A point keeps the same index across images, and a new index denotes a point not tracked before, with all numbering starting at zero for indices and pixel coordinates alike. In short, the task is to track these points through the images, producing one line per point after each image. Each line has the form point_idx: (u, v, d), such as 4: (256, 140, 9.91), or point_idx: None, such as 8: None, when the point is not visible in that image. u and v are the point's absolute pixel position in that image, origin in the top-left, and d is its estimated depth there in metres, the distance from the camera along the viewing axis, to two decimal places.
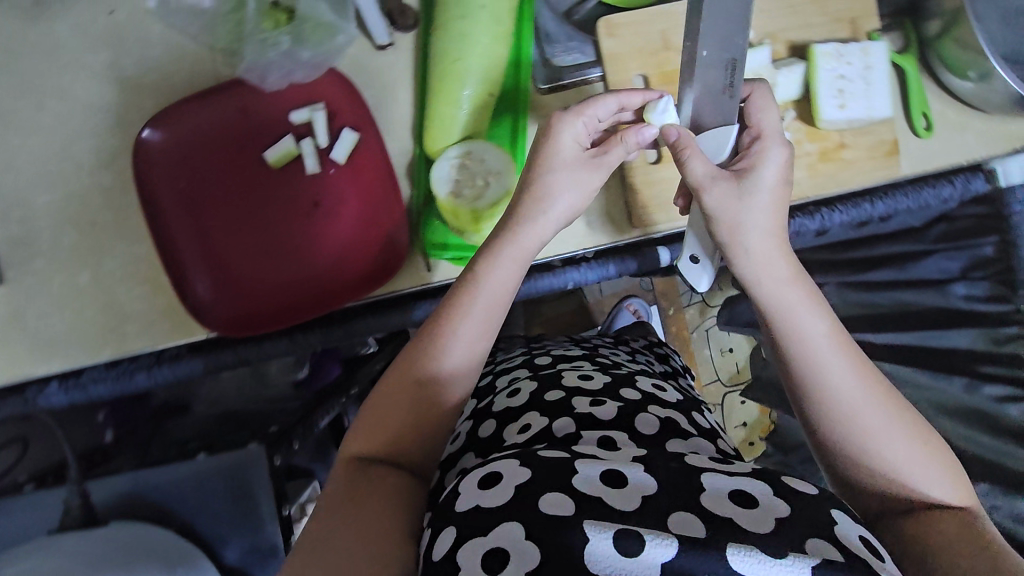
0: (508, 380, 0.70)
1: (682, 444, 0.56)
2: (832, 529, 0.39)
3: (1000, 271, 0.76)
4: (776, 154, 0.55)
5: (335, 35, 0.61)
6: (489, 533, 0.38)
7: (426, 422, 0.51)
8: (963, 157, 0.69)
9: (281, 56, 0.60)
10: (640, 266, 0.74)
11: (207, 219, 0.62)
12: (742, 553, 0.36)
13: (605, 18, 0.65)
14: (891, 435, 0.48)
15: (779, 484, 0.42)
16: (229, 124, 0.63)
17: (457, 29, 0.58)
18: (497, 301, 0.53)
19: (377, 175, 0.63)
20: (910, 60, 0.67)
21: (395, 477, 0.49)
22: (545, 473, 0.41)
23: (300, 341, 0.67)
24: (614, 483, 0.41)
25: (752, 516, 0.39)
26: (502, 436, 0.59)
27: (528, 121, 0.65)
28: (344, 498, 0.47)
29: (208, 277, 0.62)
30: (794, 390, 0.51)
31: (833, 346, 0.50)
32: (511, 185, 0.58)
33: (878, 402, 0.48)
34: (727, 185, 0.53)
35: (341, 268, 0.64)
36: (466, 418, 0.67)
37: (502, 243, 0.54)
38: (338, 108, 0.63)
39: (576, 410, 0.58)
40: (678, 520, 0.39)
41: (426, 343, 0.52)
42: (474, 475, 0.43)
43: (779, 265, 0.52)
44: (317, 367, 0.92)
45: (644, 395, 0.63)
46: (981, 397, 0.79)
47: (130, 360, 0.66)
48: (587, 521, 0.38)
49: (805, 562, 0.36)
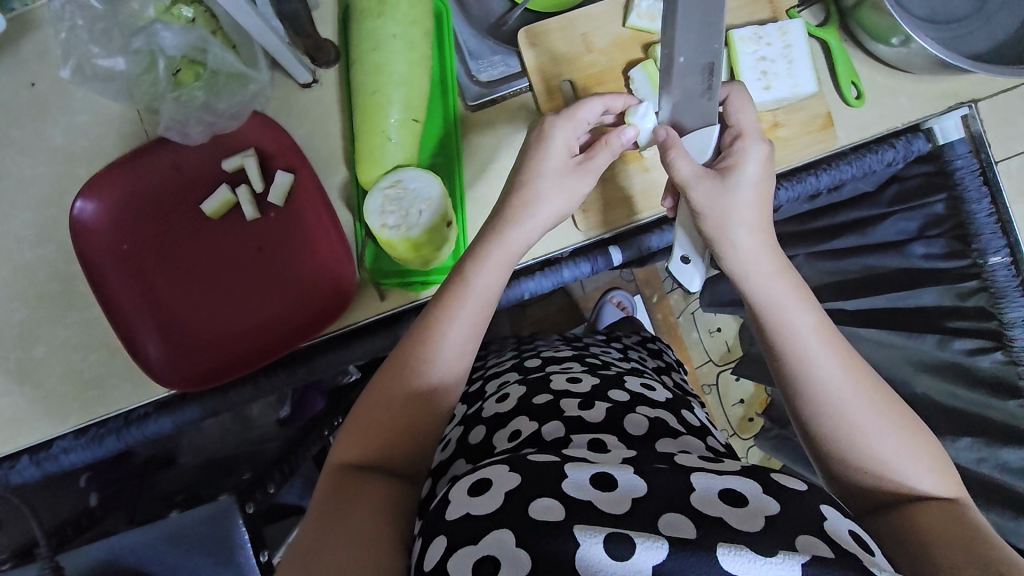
0: (498, 385, 0.67)
1: (672, 443, 0.53)
2: (821, 525, 0.40)
3: (955, 227, 0.75)
4: (756, 150, 0.55)
5: (247, 83, 0.60)
6: (478, 541, 0.37)
7: (412, 431, 0.52)
8: (900, 121, 0.69)
9: (198, 111, 0.60)
10: (593, 268, 0.75)
11: (155, 279, 0.63)
12: (732, 553, 0.36)
13: (525, 29, 0.66)
14: (882, 428, 0.48)
15: (767, 481, 0.43)
16: (164, 181, 0.63)
17: (371, 61, 0.58)
18: (484, 305, 0.55)
19: (315, 212, 0.63)
20: (832, 33, 0.67)
21: (383, 486, 0.49)
22: (536, 476, 0.40)
23: (264, 385, 0.68)
24: (602, 486, 0.40)
25: (740, 515, 0.39)
26: (493, 444, 0.56)
27: (462, 140, 0.66)
28: (331, 508, 0.46)
29: (159, 337, 0.62)
30: (782, 381, 0.52)
31: (824, 339, 0.51)
32: (443, 210, 0.57)
33: (868, 396, 0.49)
34: (711, 183, 0.55)
35: (293, 311, 0.64)
36: (457, 425, 0.63)
37: (489, 249, 0.57)
38: (268, 152, 0.63)
39: (566, 413, 0.55)
40: (670, 521, 0.38)
41: (414, 353, 0.53)
42: (463, 484, 0.43)
43: (766, 261, 0.54)
44: (300, 403, 0.92)
45: (633, 395, 0.60)
46: (952, 352, 0.77)
47: (98, 425, 0.67)
48: (576, 526, 0.37)
49: (794, 560, 0.36)
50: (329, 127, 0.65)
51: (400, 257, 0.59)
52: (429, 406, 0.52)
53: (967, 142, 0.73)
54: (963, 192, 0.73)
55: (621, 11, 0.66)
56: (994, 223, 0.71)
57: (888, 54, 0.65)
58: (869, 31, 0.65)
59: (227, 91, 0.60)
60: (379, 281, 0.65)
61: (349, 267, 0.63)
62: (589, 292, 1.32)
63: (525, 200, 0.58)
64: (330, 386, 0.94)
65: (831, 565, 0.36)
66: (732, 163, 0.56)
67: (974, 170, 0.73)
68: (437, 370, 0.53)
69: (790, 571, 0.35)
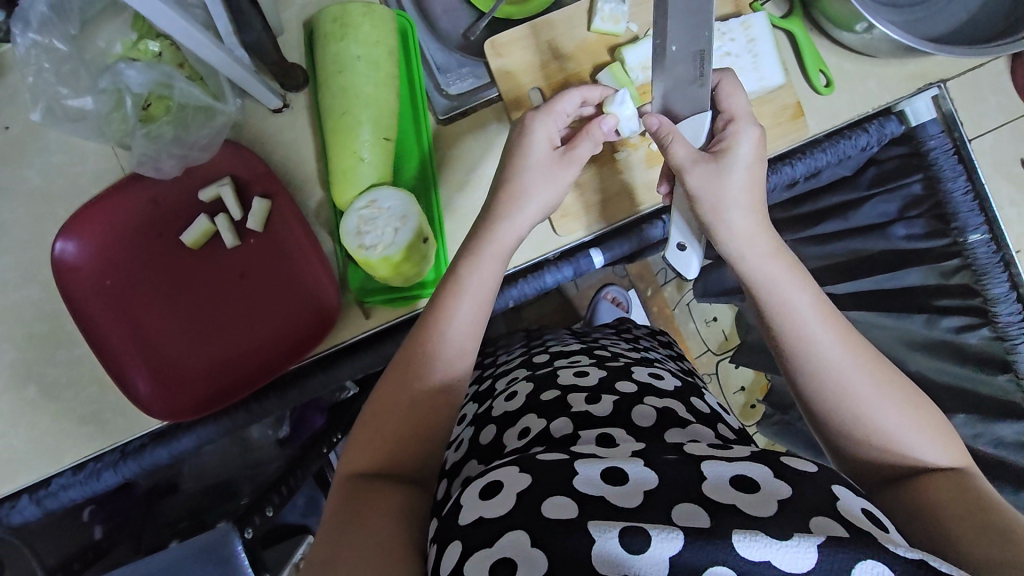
0: (506, 381, 0.64)
1: (681, 432, 0.51)
2: (833, 504, 0.38)
3: (933, 206, 0.75)
4: (748, 132, 0.56)
5: (215, 115, 0.60)
6: (494, 544, 0.35)
7: (420, 434, 0.50)
8: (869, 106, 0.70)
9: (169, 145, 0.60)
10: (576, 271, 0.74)
11: (140, 313, 0.63)
12: (747, 539, 0.34)
13: (491, 39, 0.66)
14: (885, 402, 0.47)
15: (777, 463, 0.41)
16: (142, 216, 0.63)
17: (337, 83, 0.59)
18: (481, 301, 0.54)
19: (294, 237, 0.64)
20: (797, 23, 0.67)
21: (395, 495, 0.47)
22: (549, 474, 0.38)
23: (256, 410, 0.69)
24: (614, 480, 0.38)
25: (752, 500, 0.37)
26: (503, 443, 0.53)
27: (435, 154, 0.66)
28: (343, 522, 0.45)
29: (148, 370, 0.63)
30: (784, 361, 0.50)
31: (821, 316, 0.50)
32: (417, 227, 0.57)
33: (869, 371, 0.48)
34: (705, 166, 0.55)
35: (279, 336, 0.64)
36: (467, 425, 0.61)
37: (479, 244, 0.57)
38: (244, 180, 0.64)
39: (573, 409, 0.52)
40: (681, 512, 0.36)
41: (415, 356, 0.52)
42: (473, 488, 0.40)
43: (760, 241, 0.53)
44: (299, 422, 0.93)
45: (641, 386, 0.57)
46: (941, 329, 0.77)
47: (95, 460, 0.68)
48: (591, 522, 0.35)
49: (810, 541, 0.33)
50: (303, 150, 0.65)
51: (380, 276, 0.59)
52: (435, 408, 0.51)
53: (938, 122, 0.72)
54: (939, 171, 0.72)
55: (584, 15, 0.66)
56: (971, 202, 0.72)
57: (852, 40, 0.66)
58: (833, 19, 0.65)
59: (196, 122, 0.60)
60: (363, 299, 0.65)
61: (331, 292, 0.63)
62: (583, 289, 1.32)
63: (499, 208, 0.58)
64: (331, 405, 0.96)
65: (851, 544, 0.34)
66: (726, 145, 0.56)
67: (947, 150, 0.71)
68: (441, 371, 0.52)
69: (808, 554, 0.33)
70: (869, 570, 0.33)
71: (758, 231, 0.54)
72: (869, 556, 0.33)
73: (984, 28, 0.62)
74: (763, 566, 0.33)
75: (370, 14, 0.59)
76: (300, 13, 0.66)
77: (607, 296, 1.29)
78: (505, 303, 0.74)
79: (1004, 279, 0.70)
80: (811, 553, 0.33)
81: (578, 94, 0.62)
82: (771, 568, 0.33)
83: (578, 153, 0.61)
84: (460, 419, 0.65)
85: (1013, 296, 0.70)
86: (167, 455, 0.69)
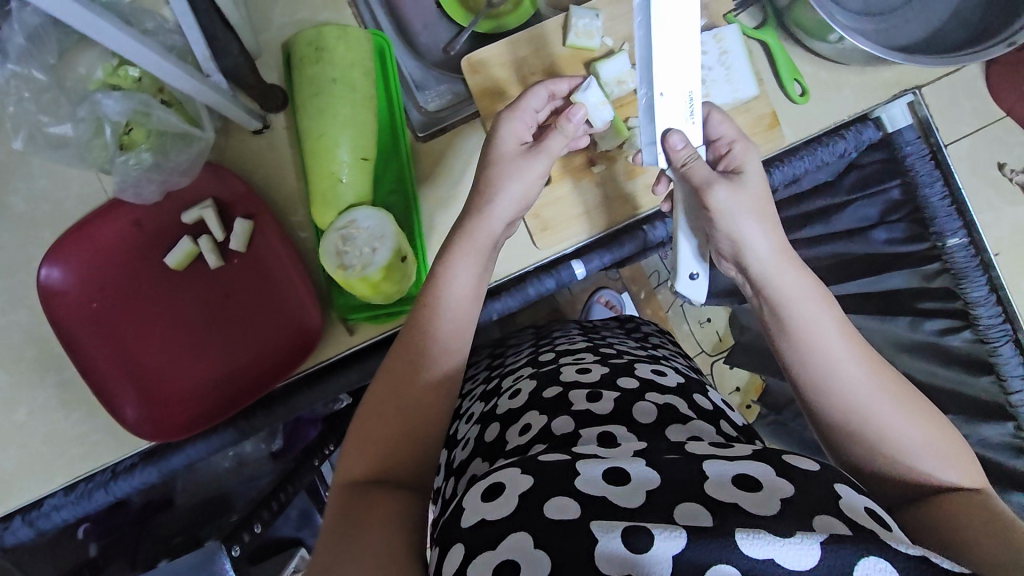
0: (512, 381, 0.62)
1: (680, 429, 0.50)
2: (836, 502, 0.37)
3: (911, 210, 0.76)
4: (752, 156, 0.58)
5: (193, 142, 0.61)
6: (496, 546, 0.35)
7: (416, 436, 0.50)
8: (847, 113, 0.70)
9: (145, 173, 0.60)
10: (558, 282, 0.75)
11: (127, 337, 0.64)
12: (750, 537, 0.33)
13: (467, 57, 0.67)
14: (904, 418, 0.47)
15: (780, 462, 0.40)
16: (127, 240, 0.64)
17: (315, 105, 0.59)
18: (462, 305, 0.55)
19: (277, 258, 0.64)
20: (770, 34, 0.68)
21: (395, 500, 0.45)
22: (550, 475, 0.38)
23: (245, 427, 0.70)
24: (615, 480, 0.38)
25: (755, 498, 0.37)
26: (504, 440, 0.53)
27: (414, 173, 0.67)
28: (341, 530, 0.43)
29: (136, 393, 0.64)
30: (801, 379, 0.50)
31: (840, 330, 0.50)
32: (396, 247, 0.58)
33: (887, 387, 0.48)
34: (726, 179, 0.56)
35: (263, 356, 0.65)
36: (473, 424, 0.59)
37: (457, 245, 0.57)
38: (226, 201, 0.64)
39: (574, 407, 0.52)
40: (684, 511, 0.36)
41: (403, 357, 0.52)
42: (475, 490, 0.40)
43: (779, 256, 0.53)
44: (292, 434, 0.94)
45: (642, 381, 0.56)
46: (924, 332, 0.79)
47: (87, 480, 0.69)
48: (594, 522, 0.35)
49: (813, 538, 0.33)
50: (286, 170, 0.66)
51: (360, 294, 0.60)
52: (429, 410, 0.51)
53: (914, 128, 0.73)
54: (915, 176, 0.74)
55: (559, 31, 0.67)
56: (948, 206, 0.73)
57: (826, 50, 0.66)
58: (807, 30, 0.65)
59: (175, 148, 0.61)
60: (347, 316, 0.65)
61: (314, 313, 0.64)
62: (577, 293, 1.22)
63: (478, 222, 0.58)
64: (326, 417, 0.95)
65: (853, 541, 0.33)
66: (735, 168, 0.58)
67: (923, 155, 0.73)
68: (434, 374, 0.52)
69: (811, 551, 0.33)
70: (872, 567, 0.33)
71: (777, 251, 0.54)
72: (872, 553, 0.33)
73: (955, 38, 0.64)
74: (767, 565, 0.33)
75: (344, 37, 0.60)
76: (279, 35, 0.67)
77: (601, 300, 1.20)
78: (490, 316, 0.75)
79: (983, 283, 0.73)
80: (815, 551, 0.33)
81: (544, 89, 0.63)
82: (775, 567, 0.33)
83: (549, 145, 0.60)
84: (464, 417, 0.64)
85: (992, 299, 0.73)
86: (157, 474, 0.70)
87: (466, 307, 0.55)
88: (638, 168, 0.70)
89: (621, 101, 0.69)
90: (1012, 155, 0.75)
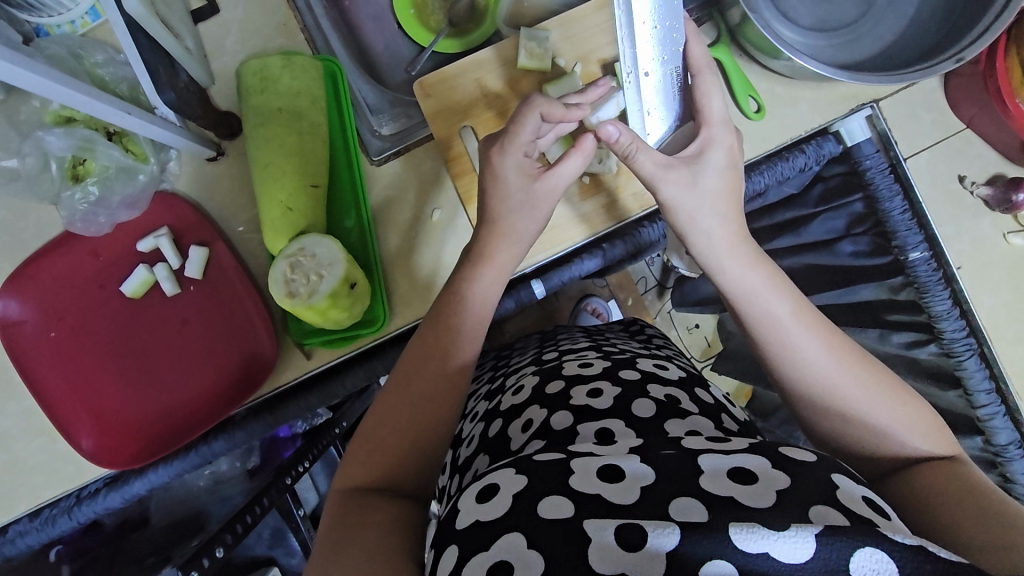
0: (516, 378, 0.62)
1: (680, 423, 0.48)
2: (833, 492, 0.36)
3: (876, 224, 0.75)
4: (722, 137, 0.56)
5: (136, 175, 0.62)
6: (490, 547, 0.34)
7: (415, 439, 0.50)
8: (803, 129, 0.69)
9: (94, 206, 0.62)
10: (518, 302, 0.76)
11: (84, 365, 0.65)
12: (744, 531, 0.32)
13: (418, 81, 0.67)
14: (872, 399, 0.47)
15: (775, 455, 0.39)
16: (84, 269, 0.65)
17: (261, 135, 0.61)
18: (481, 316, 0.56)
19: (231, 287, 0.65)
20: (723, 50, 0.66)
21: (389, 508, 0.45)
22: (545, 475, 0.38)
23: (206, 452, 0.70)
24: (609, 477, 0.37)
25: (750, 490, 0.35)
26: (508, 436, 0.52)
27: (370, 198, 0.67)
28: (336, 535, 0.43)
29: (93, 421, 0.65)
30: (767, 365, 0.51)
31: (805, 318, 0.50)
32: (343, 274, 0.58)
33: (852, 372, 0.48)
34: (680, 175, 0.55)
35: (217, 385, 0.66)
36: (477, 421, 0.59)
37: (479, 267, 0.58)
38: (181, 230, 0.65)
39: (573, 402, 0.51)
40: (678, 506, 0.35)
41: (418, 361, 0.53)
42: (470, 492, 0.39)
43: (739, 252, 0.54)
44: (269, 452, 0.96)
45: (645, 373, 0.56)
46: (892, 345, 0.79)
47: (50, 507, 0.69)
48: (587, 521, 0.34)
49: (808, 530, 0.32)
50: (240, 198, 0.66)
51: (310, 320, 0.60)
52: (433, 410, 0.51)
53: (873, 142, 0.73)
54: (876, 191, 0.73)
55: (511, 52, 0.67)
56: (909, 221, 0.72)
57: (780, 67, 0.66)
58: (760, 48, 0.65)
59: (119, 183, 0.62)
60: (303, 342, 0.65)
61: (268, 341, 0.65)
62: (563, 300, 1.11)
63: None
64: (304, 431, 0.98)
65: (849, 532, 0.32)
66: (697, 152, 0.56)
67: (882, 169, 0.72)
68: (434, 374, 0.52)
69: (806, 545, 0.31)
70: (869, 559, 0.31)
71: (738, 243, 0.55)
72: (868, 543, 0.31)
73: (913, 48, 0.63)
74: (761, 560, 0.32)
75: (290, 66, 0.63)
76: (232, 62, 0.67)
77: (586, 308, 1.10)
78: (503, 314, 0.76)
79: (946, 296, 0.72)
80: (810, 544, 0.31)
81: (538, 116, 0.57)
82: (770, 562, 0.31)
83: (561, 170, 0.58)
84: (467, 416, 0.64)
85: (955, 312, 0.72)
86: (121, 500, 0.70)
87: (452, 316, 0.55)
88: (592, 189, 0.68)
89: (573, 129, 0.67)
90: (973, 168, 0.74)
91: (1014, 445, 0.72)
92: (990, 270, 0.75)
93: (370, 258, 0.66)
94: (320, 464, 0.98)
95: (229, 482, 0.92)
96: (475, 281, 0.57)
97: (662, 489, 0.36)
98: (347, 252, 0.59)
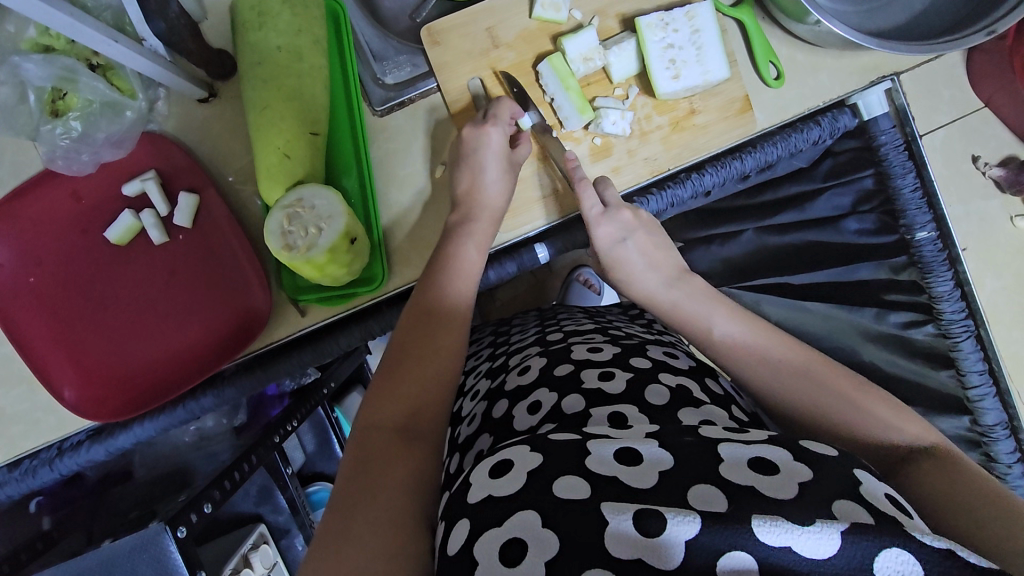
0: (520, 358, 0.60)
1: (693, 412, 0.47)
2: (856, 487, 0.35)
3: (885, 201, 0.77)
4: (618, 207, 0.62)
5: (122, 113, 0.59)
6: (504, 523, 0.33)
7: (430, 394, 0.49)
8: (821, 99, 0.67)
9: (76, 143, 0.58)
10: (519, 267, 0.72)
11: (67, 315, 0.62)
12: (767, 524, 0.32)
13: (427, 27, 0.63)
14: (877, 413, 0.47)
15: (796, 447, 0.38)
16: (64, 212, 0.61)
17: (259, 74, 0.58)
18: (469, 280, 0.58)
19: (223, 237, 0.62)
20: (746, 11, 0.64)
21: (414, 453, 0.44)
22: (563, 454, 0.36)
23: (194, 407, 0.69)
24: (624, 460, 0.36)
25: (771, 481, 0.35)
26: (514, 416, 0.50)
27: (370, 154, 0.63)
28: (363, 478, 0.42)
29: (75, 373, 0.62)
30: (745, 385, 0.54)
31: (770, 342, 0.54)
32: (342, 229, 0.55)
33: (849, 389, 0.48)
34: (608, 224, 0.62)
35: (206, 339, 0.63)
36: (478, 400, 0.57)
37: (472, 226, 0.60)
38: (171, 175, 0.62)
39: (585, 385, 0.49)
40: (698, 495, 0.34)
41: (432, 321, 0.54)
42: (483, 465, 0.38)
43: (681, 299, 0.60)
44: (256, 409, 0.92)
45: (655, 362, 0.55)
46: (888, 325, 0.81)
47: (30, 457, 0.68)
48: (604, 504, 0.33)
49: (833, 527, 0.31)
50: (235, 143, 0.63)
51: (306, 275, 0.58)
52: (449, 370, 0.51)
53: (891, 116, 0.72)
54: (888, 167, 0.74)
55: (526, 3, 0.63)
56: (919, 199, 0.74)
57: (803, 32, 0.63)
58: (785, 10, 0.62)
59: (104, 120, 0.58)
60: (297, 298, 0.62)
61: (262, 295, 0.62)
62: (556, 271, 1.09)
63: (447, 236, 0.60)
64: (292, 390, 0.95)
65: (875, 531, 0.31)
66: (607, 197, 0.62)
67: (896, 146, 0.73)
68: (453, 336, 0.54)
69: (830, 541, 0.31)
70: (894, 560, 0.31)
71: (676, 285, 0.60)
72: (895, 544, 0.31)
73: (942, 17, 0.61)
74: (784, 553, 0.31)
75: (290, 1, 0.59)
76: None
77: (578, 278, 1.04)
78: (485, 286, 0.72)
79: (948, 278, 0.75)
80: (835, 539, 0.31)
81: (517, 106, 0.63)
82: (792, 556, 0.31)
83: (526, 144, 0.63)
84: (467, 395, 0.62)
85: (956, 295, 0.75)
86: (104, 453, 0.69)
87: (448, 284, 0.57)
88: (604, 151, 0.64)
89: (586, 80, 0.64)
90: (987, 149, 0.77)
91: (1000, 425, 0.77)
92: (994, 254, 0.79)
93: (368, 219, 0.62)
94: (308, 424, 0.97)
95: (215, 437, 0.90)
96: (455, 247, 0.59)
97: (674, 475, 0.35)
98: (348, 204, 0.56)
